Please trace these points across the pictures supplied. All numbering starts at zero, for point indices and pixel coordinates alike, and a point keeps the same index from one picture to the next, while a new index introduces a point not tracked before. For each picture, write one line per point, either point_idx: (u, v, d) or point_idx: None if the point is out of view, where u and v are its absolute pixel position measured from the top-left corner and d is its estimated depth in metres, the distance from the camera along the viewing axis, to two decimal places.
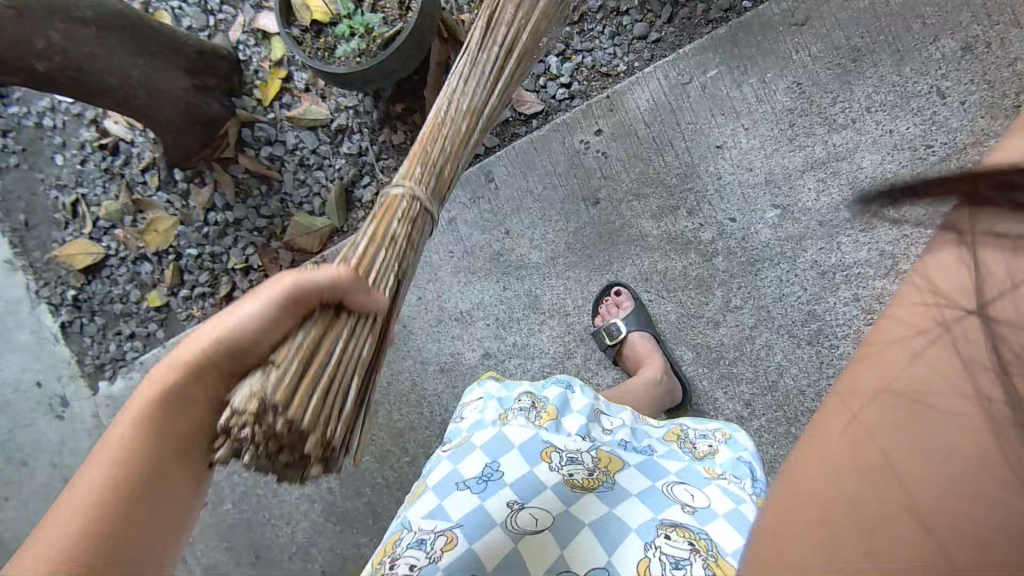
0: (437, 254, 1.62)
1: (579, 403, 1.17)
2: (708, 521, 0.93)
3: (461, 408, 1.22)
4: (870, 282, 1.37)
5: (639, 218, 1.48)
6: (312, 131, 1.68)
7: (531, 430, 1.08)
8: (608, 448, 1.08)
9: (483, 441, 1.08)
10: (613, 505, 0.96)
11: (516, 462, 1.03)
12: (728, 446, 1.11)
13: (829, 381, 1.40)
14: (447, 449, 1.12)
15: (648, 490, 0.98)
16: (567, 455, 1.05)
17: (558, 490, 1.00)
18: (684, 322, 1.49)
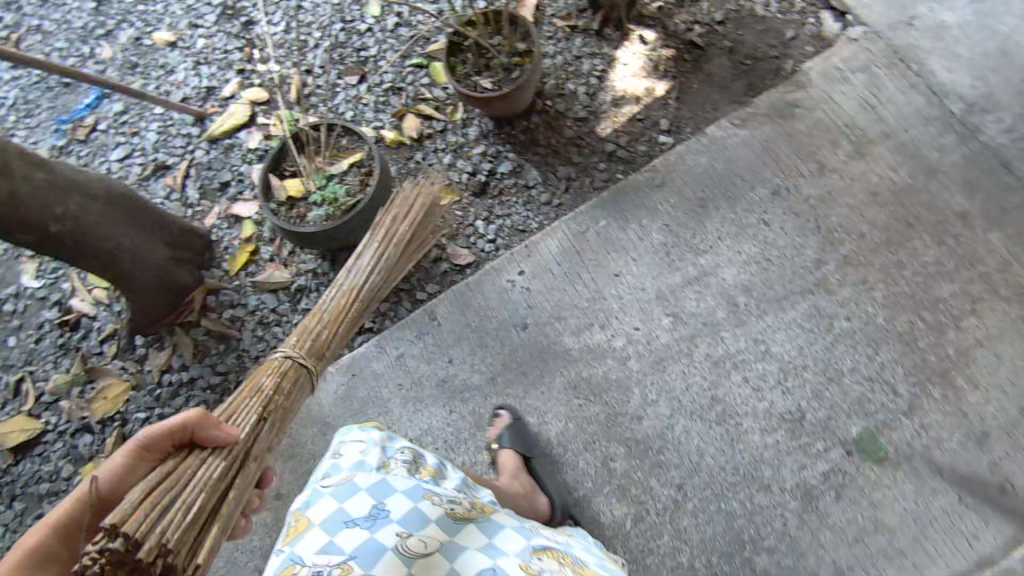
0: (387, 388, 1.79)
1: (453, 472, 1.26)
2: (569, 548, 1.16)
3: (335, 449, 1.23)
4: (754, 365, 1.67)
5: (562, 336, 1.77)
6: (273, 293, 1.91)
7: (412, 480, 1.15)
8: (480, 501, 1.21)
9: (368, 484, 1.13)
10: (494, 537, 1.10)
11: (401, 501, 1.10)
12: (577, 535, 1.33)
13: (743, 455, 1.61)
14: (330, 486, 1.14)
15: (519, 527, 1.14)
16: (447, 498, 1.15)
17: (442, 521, 1.09)
18: (613, 419, 1.68)
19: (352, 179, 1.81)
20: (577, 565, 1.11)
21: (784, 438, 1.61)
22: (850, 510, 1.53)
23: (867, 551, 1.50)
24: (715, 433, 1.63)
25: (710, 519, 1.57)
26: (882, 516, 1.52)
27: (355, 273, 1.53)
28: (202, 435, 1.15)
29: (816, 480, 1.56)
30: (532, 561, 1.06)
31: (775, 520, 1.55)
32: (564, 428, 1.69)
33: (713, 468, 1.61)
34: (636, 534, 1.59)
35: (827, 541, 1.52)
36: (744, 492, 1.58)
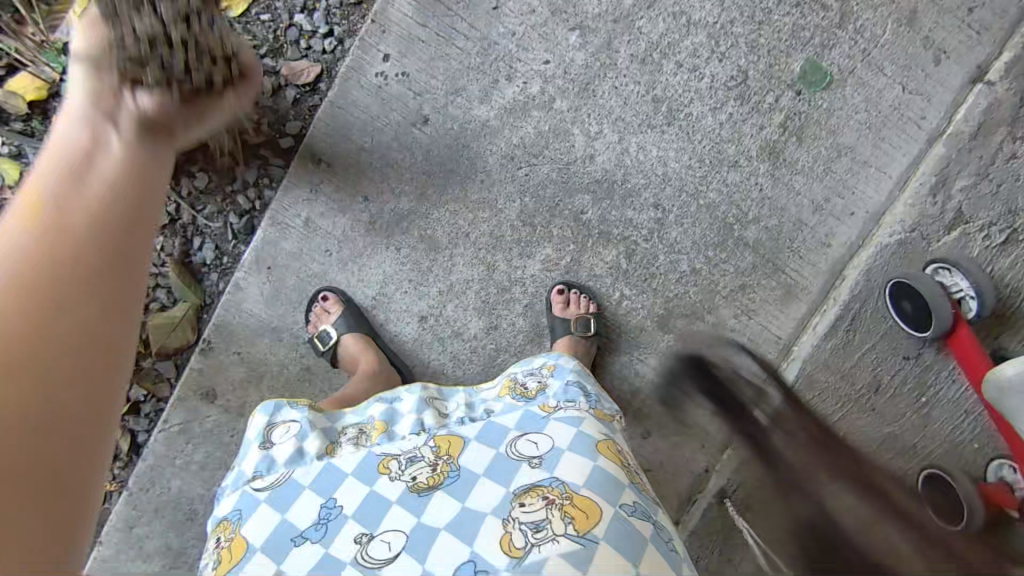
0: (316, 262, 1.51)
1: (409, 403, 1.14)
2: (556, 465, 0.98)
3: (263, 436, 1.11)
4: (680, 45, 1.49)
5: (471, 110, 1.49)
6: None
7: (362, 453, 1.06)
8: (444, 433, 1.08)
9: (312, 477, 1.04)
10: (464, 495, 0.98)
11: (355, 488, 1.01)
12: (556, 376, 1.18)
13: (702, 143, 1.52)
14: (265, 490, 1.03)
15: (493, 462, 1.01)
16: (407, 459, 1.04)
17: (403, 500, 0.98)
18: (566, 173, 1.51)
19: None
20: (571, 494, 0.94)
21: (735, 107, 1.51)
22: (812, 147, 1.52)
23: (836, 175, 1.52)
24: (669, 136, 1.51)
25: (693, 219, 1.54)
26: (841, 138, 1.52)
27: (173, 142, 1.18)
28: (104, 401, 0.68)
29: (776, 134, 1.52)
30: (512, 519, 0.93)
31: (753, 191, 1.54)
32: (522, 206, 1.52)
33: (680, 171, 1.53)
34: (634, 268, 1.55)
35: (800, 186, 1.53)
36: (716, 179, 1.54)
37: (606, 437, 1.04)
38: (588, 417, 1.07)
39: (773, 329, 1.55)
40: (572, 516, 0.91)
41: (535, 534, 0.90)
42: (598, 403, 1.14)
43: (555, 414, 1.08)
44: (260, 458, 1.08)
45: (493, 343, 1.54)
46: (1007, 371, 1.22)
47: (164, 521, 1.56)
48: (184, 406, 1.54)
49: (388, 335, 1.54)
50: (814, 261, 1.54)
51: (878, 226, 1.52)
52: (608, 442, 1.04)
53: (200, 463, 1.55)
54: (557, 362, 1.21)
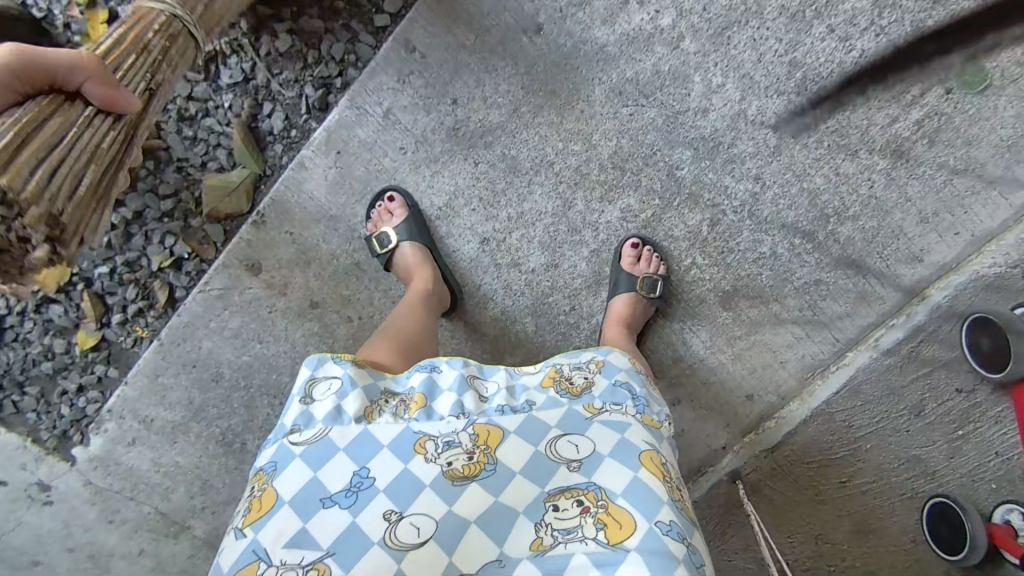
0: (388, 157, 1.44)
1: (449, 382, 0.99)
2: (596, 472, 0.88)
3: (304, 389, 0.97)
4: (840, 7, 1.31)
5: (591, 29, 1.36)
6: (177, 75, 1.47)
7: (399, 427, 0.92)
8: (486, 420, 0.94)
9: (348, 441, 0.90)
10: (500, 492, 0.87)
11: (389, 462, 0.88)
12: (603, 375, 1.01)
13: (828, 123, 1.38)
14: (300, 446, 0.90)
15: (535, 461, 0.90)
16: (445, 441, 0.91)
17: (437, 484, 0.87)
18: (673, 121, 1.39)
19: None
20: (607, 503, 0.85)
21: (877, 91, 1.35)
22: (942, 154, 1.37)
23: (955, 191, 1.38)
24: (795, 108, 1.35)
25: (792, 202, 1.43)
26: (975, 151, 1.36)
27: None
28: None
29: (908, 130, 1.38)
30: (545, 524, 0.84)
31: (862, 186, 1.41)
32: (617, 146, 1.41)
33: (793, 147, 1.40)
34: (714, 239, 1.46)
35: (914, 193, 1.40)
36: (829, 164, 1.41)
37: (652, 448, 0.91)
38: (635, 424, 0.94)
39: (834, 329, 1.47)
40: (604, 523, 0.83)
41: (564, 536, 0.83)
42: (647, 407, 0.99)
43: (600, 418, 0.94)
44: (296, 412, 0.94)
45: (550, 282, 1.47)
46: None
47: (189, 377, 1.54)
48: (227, 273, 1.50)
49: (446, 249, 1.49)
50: (899, 275, 1.44)
51: (978, 251, 1.39)
52: (652, 453, 0.90)
53: (233, 331, 1.53)
54: (606, 359, 1.04)
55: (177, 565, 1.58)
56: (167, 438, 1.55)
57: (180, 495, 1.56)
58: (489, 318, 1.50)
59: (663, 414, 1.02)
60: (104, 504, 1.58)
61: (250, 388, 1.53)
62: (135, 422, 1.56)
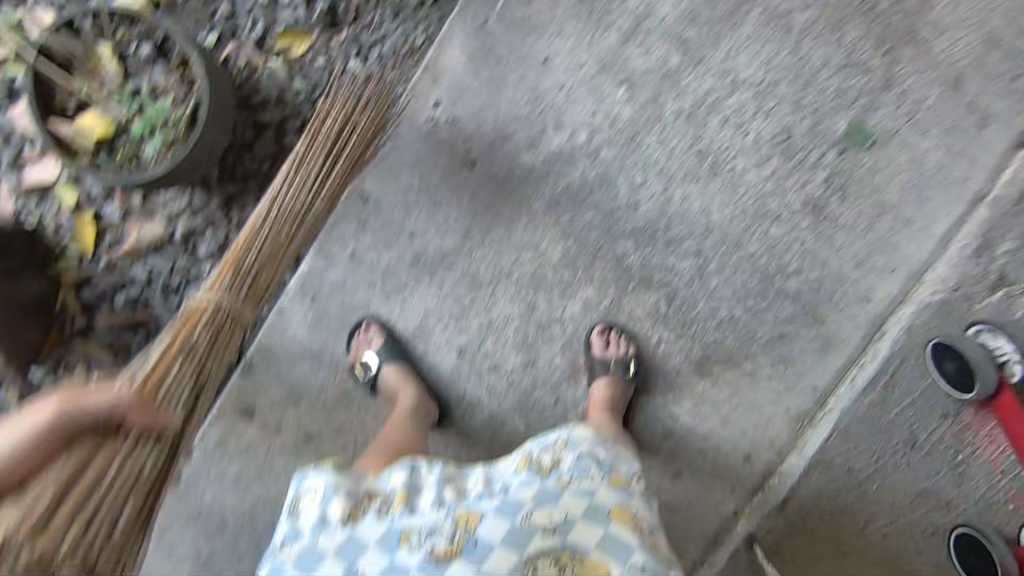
0: (360, 293, 1.55)
1: (429, 480, 1.14)
2: (568, 533, 1.08)
3: (291, 502, 1.16)
4: (726, 101, 1.53)
5: (519, 156, 1.54)
6: (159, 253, 1.59)
7: (385, 525, 1.09)
8: (464, 508, 1.10)
9: (339, 544, 1.09)
10: (484, 561, 1.04)
11: (380, 554, 1.07)
12: (568, 450, 1.16)
13: (747, 194, 1.52)
14: (297, 555, 1.10)
15: (512, 531, 1.06)
16: (427, 531, 1.08)
17: (425, 565, 1.04)
18: (610, 218, 1.53)
19: (171, 84, 1.56)
20: (581, 558, 1.06)
21: (780, 163, 1.52)
22: (858, 205, 1.50)
23: (881, 232, 1.49)
24: (713, 187, 1.53)
25: (737, 268, 1.52)
26: (884, 194, 1.50)
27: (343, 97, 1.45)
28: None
29: (819, 189, 1.51)
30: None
31: (795, 245, 1.51)
32: (564, 248, 1.53)
33: (722, 222, 1.52)
34: (674, 315, 1.53)
35: (844, 242, 1.50)
36: (759, 228, 1.52)
37: (619, 505, 1.11)
38: (602, 491, 1.11)
39: (815, 380, 1.48)
40: None
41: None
42: (612, 470, 1.15)
43: (570, 489, 1.10)
44: (285, 528, 1.14)
45: (532, 377, 1.52)
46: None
47: (190, 559, 1.49)
48: (219, 427, 1.52)
49: (426, 367, 1.54)
50: (858, 317, 1.48)
51: (919, 284, 1.46)
52: (619, 511, 1.10)
53: (228, 500, 1.50)
54: (570, 435, 1.18)
55: None
56: None
57: None
58: (480, 425, 1.53)
59: (631, 471, 1.18)
60: None
61: (246, 555, 1.48)
62: None
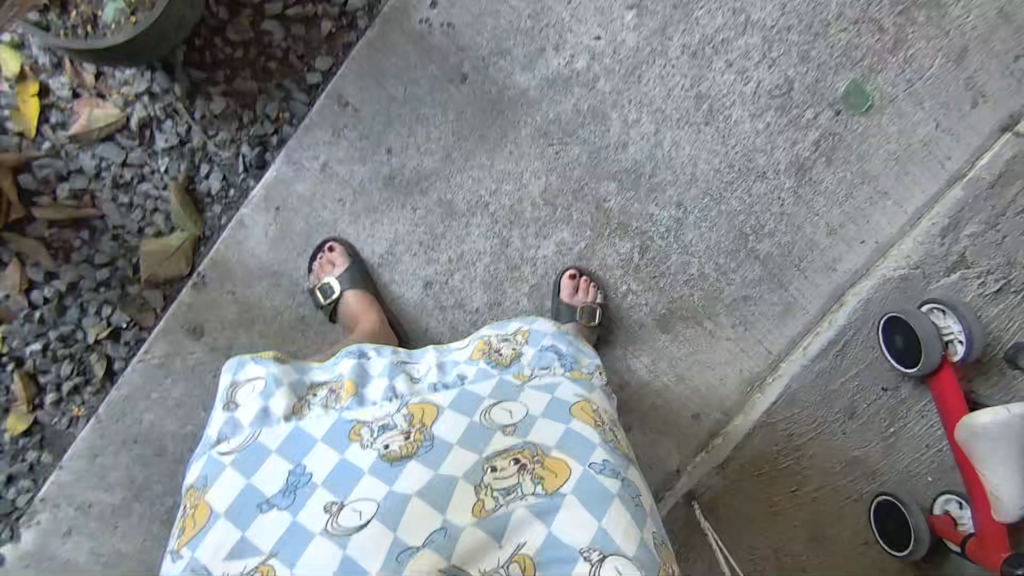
0: (327, 211, 1.48)
1: (379, 368, 1.04)
2: (530, 431, 0.96)
3: (226, 394, 1.01)
4: (734, 43, 1.47)
5: (513, 76, 1.46)
6: (109, 142, 1.45)
7: (331, 417, 0.96)
8: (418, 398, 0.99)
9: (280, 441, 0.95)
10: (439, 464, 0.91)
11: (324, 455, 0.92)
12: (529, 343, 1.10)
13: (736, 147, 1.51)
14: (229, 454, 0.94)
15: (471, 429, 0.95)
16: (379, 426, 0.95)
17: (375, 468, 0.90)
18: (597, 158, 1.49)
19: None
20: (543, 457, 0.92)
21: (775, 117, 1.49)
22: (840, 170, 1.51)
23: (857, 202, 1.52)
24: (705, 135, 1.50)
25: (713, 224, 1.53)
26: (868, 165, 1.51)
27: None
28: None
29: (809, 151, 1.51)
30: (486, 486, 0.90)
31: (774, 204, 1.53)
32: (547, 184, 1.49)
33: (709, 172, 1.51)
34: (646, 264, 1.55)
35: (821, 207, 1.53)
36: (742, 186, 1.52)
37: (581, 400, 1.01)
38: (563, 382, 1.04)
39: (766, 339, 1.57)
40: (542, 477, 0.90)
41: (506, 497, 0.89)
42: (574, 363, 1.08)
43: (530, 382, 1.03)
44: (221, 422, 0.98)
45: (495, 319, 1.52)
46: (983, 418, 1.21)
47: (129, 453, 1.48)
48: (168, 338, 1.49)
49: (391, 297, 1.52)
50: (817, 282, 1.55)
51: (884, 257, 1.52)
52: (580, 403, 1.01)
53: (176, 397, 1.49)
54: (531, 328, 1.12)
55: None
56: (108, 526, 1.48)
57: None
58: None
59: (593, 363, 1.11)
60: None
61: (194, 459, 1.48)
62: (72, 510, 1.48)
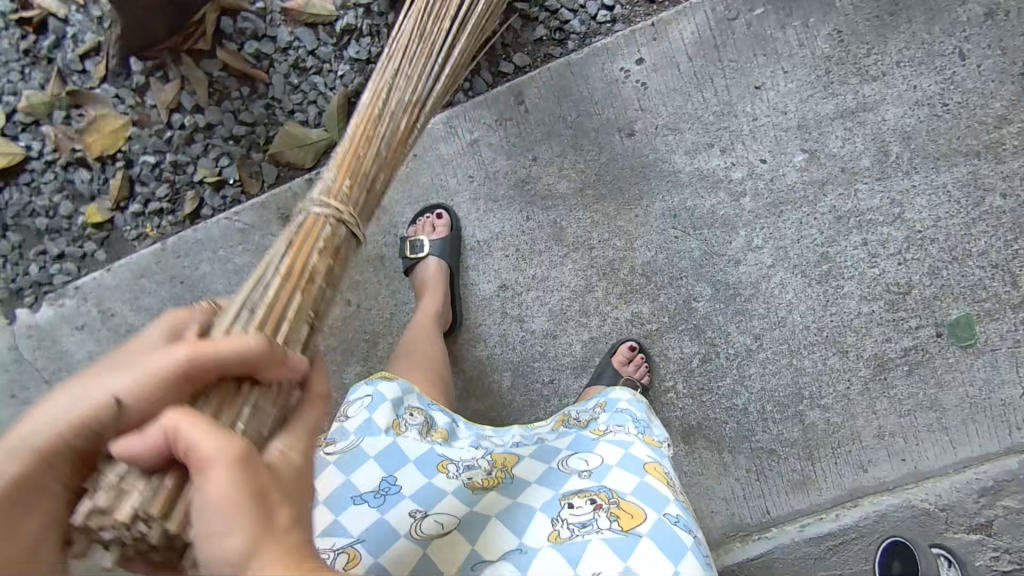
0: (455, 180, 1.55)
1: (466, 432, 1.17)
2: (604, 478, 1.00)
3: (341, 410, 1.16)
4: (878, 227, 1.49)
5: (672, 153, 1.50)
6: (310, 28, 1.55)
7: (425, 445, 1.09)
8: (502, 451, 1.13)
9: (377, 451, 1.06)
10: (517, 496, 1.00)
11: (414, 475, 1.04)
12: (607, 408, 1.17)
13: (832, 317, 1.52)
14: (334, 455, 1.07)
15: (547, 473, 1.04)
16: (464, 466, 1.08)
17: (459, 493, 1.02)
18: (707, 259, 1.52)
19: None
20: (617, 501, 0.96)
21: (880, 308, 1.51)
22: (914, 385, 1.52)
23: (915, 422, 1.52)
24: (811, 292, 1.52)
25: (777, 371, 1.54)
26: (943, 395, 1.51)
27: (414, 76, 1.22)
28: (267, 374, 0.72)
29: (895, 353, 1.52)
30: (561, 519, 0.95)
31: (841, 383, 1.54)
32: (651, 259, 1.53)
33: (798, 325, 1.53)
34: (700, 373, 1.56)
35: (880, 409, 1.53)
36: (819, 352, 1.54)
37: (654, 460, 1.05)
38: (638, 441, 1.08)
39: (768, 502, 1.56)
40: (617, 515, 0.94)
41: (581, 529, 0.93)
42: (648, 429, 1.13)
43: (606, 437, 1.09)
44: (333, 431, 1.13)
45: (543, 348, 1.56)
46: None
47: (169, 291, 1.56)
48: (260, 214, 1.55)
49: (464, 280, 1.57)
50: (842, 474, 1.54)
51: (914, 484, 1.52)
52: (654, 463, 1.04)
53: (236, 267, 1.57)
54: (608, 397, 1.20)
55: None
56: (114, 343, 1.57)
57: None
58: (473, 358, 1.57)
59: (664, 436, 1.16)
60: (10, 376, 1.58)
61: None
62: (94, 311, 1.56)
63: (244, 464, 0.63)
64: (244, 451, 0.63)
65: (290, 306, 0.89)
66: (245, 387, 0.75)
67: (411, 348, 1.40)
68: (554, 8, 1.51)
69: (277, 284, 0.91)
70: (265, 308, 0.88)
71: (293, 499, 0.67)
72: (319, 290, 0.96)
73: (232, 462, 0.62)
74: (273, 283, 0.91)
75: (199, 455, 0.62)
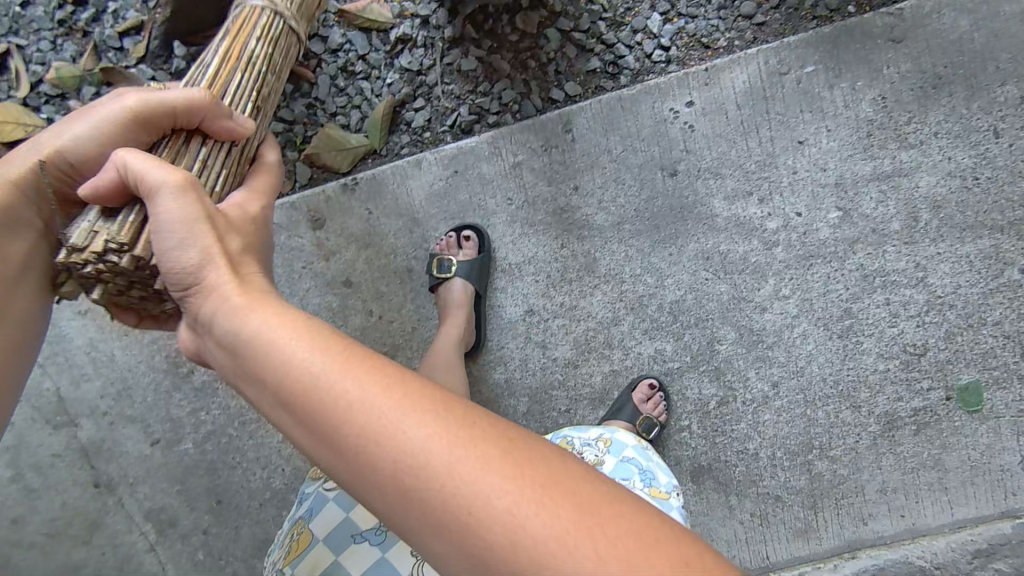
0: (492, 200, 1.54)
1: None
2: None
3: None
4: (901, 290, 1.52)
5: (712, 197, 1.52)
6: (364, 33, 1.55)
7: None
8: None
9: None
10: None
11: None
12: (611, 453, 1.19)
13: (848, 372, 1.54)
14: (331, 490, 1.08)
15: None
16: None
17: None
18: (734, 304, 1.54)
19: None
20: None
21: (896, 367, 1.53)
22: (920, 444, 1.53)
23: (917, 480, 1.52)
24: (831, 345, 1.54)
25: (790, 420, 1.54)
26: (947, 456, 1.52)
27: None
28: (211, 126, 0.90)
29: (905, 412, 1.53)
30: None
31: (849, 437, 1.54)
32: (680, 298, 1.54)
33: (815, 376, 1.54)
34: (714, 416, 1.56)
35: (885, 464, 1.53)
36: (832, 406, 1.55)
37: None
38: (643, 496, 1.11)
39: (768, 547, 1.53)
40: None
41: None
42: (653, 480, 1.17)
43: None
44: None
45: (562, 377, 1.54)
46: None
47: None
48: (289, 214, 1.52)
49: (489, 302, 1.56)
50: (842, 526, 1.53)
51: (910, 540, 1.51)
52: None
53: None
54: (613, 438, 1.22)
55: (39, 457, 1.54)
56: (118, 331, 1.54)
57: (92, 387, 1.55)
58: (492, 379, 1.55)
59: (671, 483, 1.19)
60: None
61: None
62: None
63: (187, 188, 0.76)
64: (191, 181, 0.77)
65: (233, 82, 0.98)
66: (191, 142, 0.91)
67: (433, 366, 1.39)
68: (610, 42, 1.54)
69: (217, 62, 0.98)
70: (226, 87, 0.97)
71: (248, 252, 0.80)
72: (263, 75, 1.03)
73: (172, 186, 0.75)
74: (213, 62, 0.98)
75: (145, 185, 0.76)
